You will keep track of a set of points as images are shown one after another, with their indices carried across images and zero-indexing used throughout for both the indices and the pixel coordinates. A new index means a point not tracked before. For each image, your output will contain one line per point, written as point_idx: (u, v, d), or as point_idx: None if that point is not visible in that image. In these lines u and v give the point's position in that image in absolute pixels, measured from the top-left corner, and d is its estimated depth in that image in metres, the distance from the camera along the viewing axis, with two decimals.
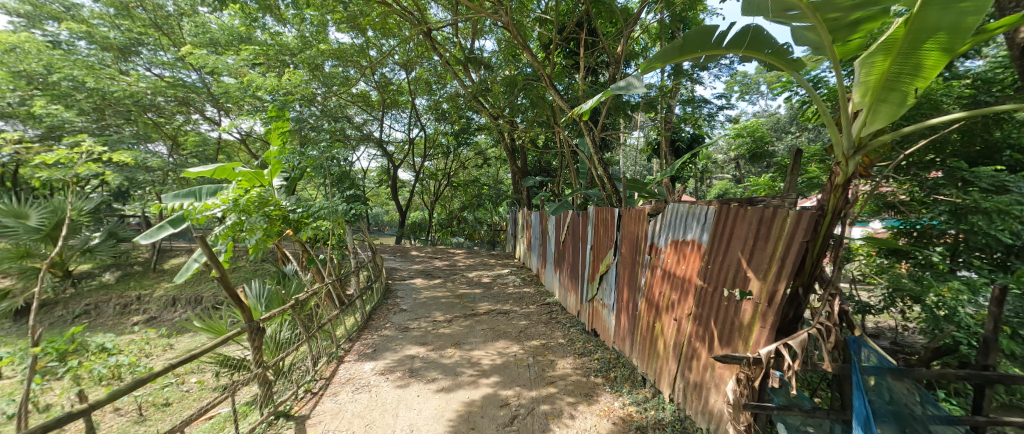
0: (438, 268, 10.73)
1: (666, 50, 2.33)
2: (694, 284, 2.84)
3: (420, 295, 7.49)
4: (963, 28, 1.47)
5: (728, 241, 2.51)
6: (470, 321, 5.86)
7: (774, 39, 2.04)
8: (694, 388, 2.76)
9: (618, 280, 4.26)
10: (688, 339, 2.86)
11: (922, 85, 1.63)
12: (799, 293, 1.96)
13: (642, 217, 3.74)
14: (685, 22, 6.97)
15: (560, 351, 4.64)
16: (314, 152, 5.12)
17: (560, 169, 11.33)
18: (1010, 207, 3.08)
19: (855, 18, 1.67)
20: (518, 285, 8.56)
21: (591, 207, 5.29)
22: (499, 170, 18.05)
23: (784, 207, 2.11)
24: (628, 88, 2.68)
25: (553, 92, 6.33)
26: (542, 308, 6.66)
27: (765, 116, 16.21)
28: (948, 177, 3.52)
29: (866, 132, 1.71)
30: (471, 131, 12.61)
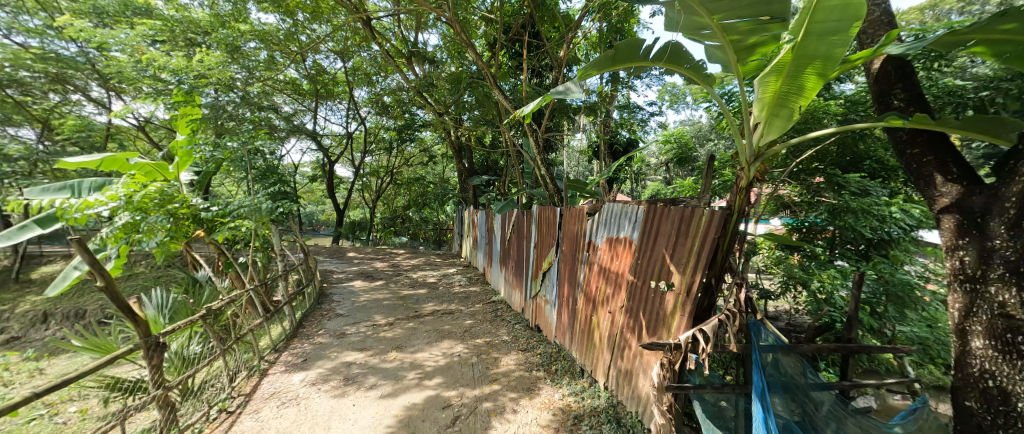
0: (380, 269, 10.26)
1: (600, 59, 2.46)
2: (626, 278, 3.04)
3: (359, 299, 7.09)
4: (833, 57, 1.74)
5: (655, 238, 2.73)
6: (414, 323, 5.69)
7: (692, 55, 2.26)
8: (625, 375, 2.96)
9: (559, 276, 4.42)
10: (620, 330, 3.06)
11: (805, 104, 1.91)
12: (712, 283, 2.19)
13: (582, 216, 3.92)
14: (621, 32, 7.40)
15: (503, 348, 4.69)
16: (232, 144, 4.59)
17: (506, 169, 11.42)
18: (869, 208, 3.78)
19: (752, 42, 1.90)
20: (464, 284, 8.48)
21: (535, 206, 5.41)
22: (445, 168, 17.72)
23: (701, 206, 2.33)
24: (566, 93, 2.77)
25: (498, 92, 6.36)
26: (488, 306, 6.67)
27: (691, 124, 17.83)
28: (826, 181, 4.18)
29: (764, 142, 1.95)
30: (415, 127, 12.20)
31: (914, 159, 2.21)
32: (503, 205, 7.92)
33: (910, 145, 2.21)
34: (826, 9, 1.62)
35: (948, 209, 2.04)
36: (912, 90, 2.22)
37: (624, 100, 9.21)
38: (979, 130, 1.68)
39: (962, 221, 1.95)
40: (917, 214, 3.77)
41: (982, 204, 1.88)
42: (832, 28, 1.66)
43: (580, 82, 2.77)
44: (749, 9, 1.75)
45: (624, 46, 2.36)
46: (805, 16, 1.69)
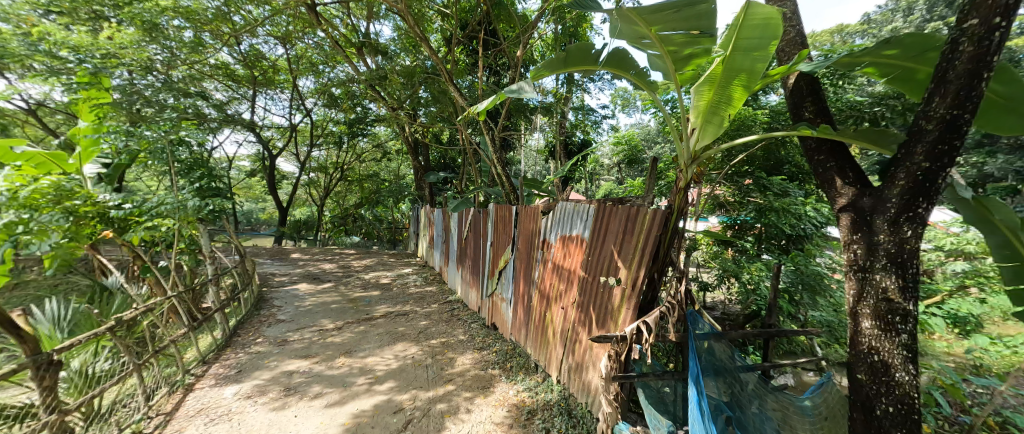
0: (329, 271, 9.70)
1: (552, 61, 2.53)
2: (578, 275, 3.14)
3: (305, 302, 6.66)
4: (756, 71, 1.92)
5: (604, 235, 2.84)
6: (365, 326, 5.45)
7: (636, 63, 2.38)
8: (576, 369, 3.06)
9: (515, 274, 4.46)
10: (572, 324, 3.15)
11: (733, 112, 2.08)
12: (655, 277, 2.33)
13: (537, 215, 3.98)
14: (575, 36, 7.61)
15: (459, 348, 4.65)
16: (150, 133, 4.09)
17: (463, 167, 11.31)
18: (788, 207, 4.21)
19: (688, 53, 2.04)
20: (420, 284, 8.28)
21: (491, 204, 5.42)
22: (400, 165, 17.16)
23: (645, 205, 2.47)
24: (519, 93, 2.78)
25: (453, 89, 6.27)
26: (444, 306, 6.57)
27: (640, 127, 18.80)
28: (754, 183, 4.62)
29: (699, 146, 2.11)
30: (367, 122, 11.66)
31: (820, 165, 2.20)
32: (460, 203, 7.82)
33: (816, 153, 2.20)
34: (750, 27, 1.78)
35: (844, 209, 2.01)
36: (821, 105, 2.27)
37: (579, 103, 9.50)
38: (871, 141, 1.95)
39: (855, 219, 1.92)
40: (823, 214, 4.40)
41: (872, 203, 1.84)
42: (755, 45, 1.82)
43: (533, 82, 2.80)
44: (685, 23, 1.87)
45: (574, 48, 2.42)
46: (733, 33, 1.84)
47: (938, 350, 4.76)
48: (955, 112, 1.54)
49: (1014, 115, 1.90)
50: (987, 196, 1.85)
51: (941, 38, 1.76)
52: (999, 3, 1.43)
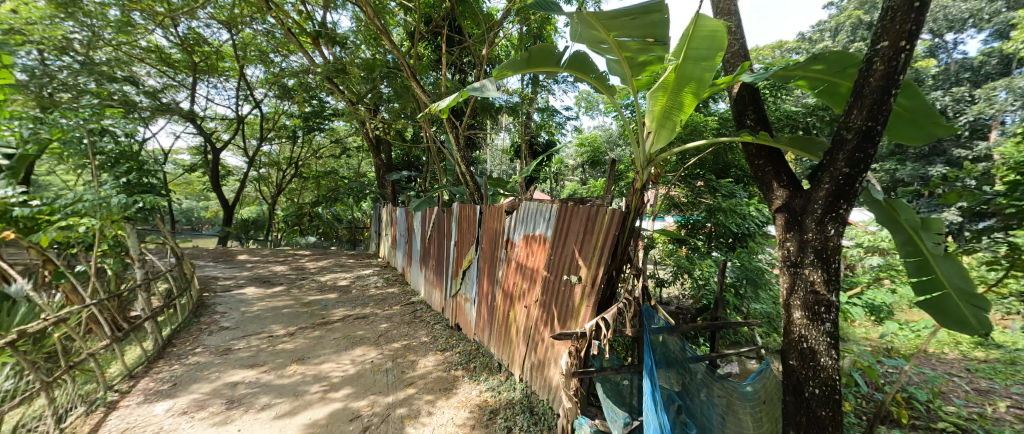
0: (281, 273, 9.12)
1: (514, 61, 2.53)
2: (540, 273, 3.18)
3: (253, 308, 6.21)
4: (704, 80, 2.03)
5: (565, 234, 2.90)
6: (321, 331, 5.18)
7: (596, 67, 2.45)
8: (538, 366, 3.10)
9: (479, 273, 4.44)
10: (535, 323, 3.18)
11: (685, 118, 2.19)
12: (613, 275, 2.40)
13: (501, 214, 3.98)
14: (540, 37, 7.69)
15: (421, 350, 4.55)
16: (65, 121, 3.64)
17: (427, 165, 11.07)
18: (733, 207, 4.54)
19: (643, 60, 2.13)
20: (381, 286, 8.01)
21: (455, 204, 5.35)
22: (360, 162, 16.49)
23: (604, 205, 2.54)
24: (482, 92, 2.76)
25: (415, 85, 6.12)
26: (406, 308, 6.39)
27: (603, 129, 19.36)
28: (705, 185, 4.92)
29: (654, 150, 2.20)
30: (324, 116, 11.09)
31: (759, 169, 2.36)
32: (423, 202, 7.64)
33: (756, 157, 2.36)
34: (699, 38, 1.87)
35: (779, 210, 2.19)
36: (760, 113, 2.44)
37: (544, 103, 9.61)
38: (803, 148, 2.14)
39: (788, 218, 2.10)
40: (761, 213, 4.83)
41: (802, 204, 2.03)
42: (704, 55, 1.93)
43: (496, 81, 2.79)
44: (640, 30, 1.94)
45: (536, 50, 2.44)
46: (683, 43, 1.94)
47: (859, 336, 5.32)
48: (870, 124, 1.72)
49: (918, 125, 2.15)
50: (895, 198, 2.09)
51: (858, 56, 1.97)
52: (904, 28, 1.61)
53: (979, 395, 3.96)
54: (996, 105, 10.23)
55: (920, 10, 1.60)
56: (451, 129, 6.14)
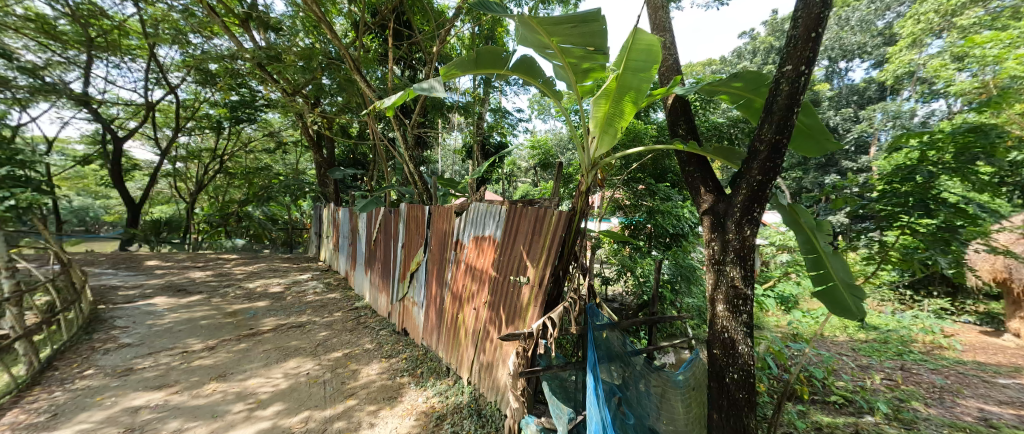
0: (201, 280, 8.14)
1: (463, 60, 2.50)
2: (489, 274, 3.17)
3: (165, 320, 5.48)
4: (642, 90, 2.15)
5: (514, 235, 2.91)
6: (249, 344, 4.71)
7: (543, 71, 2.50)
8: (487, 368, 3.08)
9: (427, 276, 4.32)
10: (483, 324, 3.17)
11: (625, 125, 2.32)
12: (560, 275, 2.46)
13: (450, 215, 3.91)
14: (491, 39, 7.70)
15: (364, 358, 4.32)
16: None
17: (374, 163, 10.57)
18: (669, 210, 4.96)
19: (587, 67, 2.22)
20: (321, 291, 7.48)
21: (403, 204, 5.16)
22: (298, 158, 15.30)
23: (552, 207, 2.60)
24: (429, 91, 2.68)
25: (359, 78, 5.80)
26: (349, 314, 6.03)
27: (553, 133, 19.86)
28: (645, 189, 5.23)
29: (598, 154, 2.30)
30: (255, 106, 10.10)
31: (689, 175, 2.55)
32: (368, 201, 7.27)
33: (687, 164, 2.54)
34: (636, 50, 1.99)
35: (706, 213, 2.38)
36: (691, 123, 2.64)
37: (496, 104, 9.61)
38: (726, 158, 2.37)
39: (713, 221, 2.30)
40: (692, 215, 5.37)
41: (725, 208, 2.23)
42: (641, 67, 2.04)
43: (444, 81, 2.73)
44: (582, 38, 2.02)
45: (484, 51, 2.42)
46: (623, 54, 2.04)
47: (772, 324, 6.01)
48: (778, 137, 1.95)
49: (816, 140, 2.48)
50: (797, 203, 2.39)
51: (769, 77, 2.22)
52: (805, 54, 1.84)
53: (861, 370, 4.66)
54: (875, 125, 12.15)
55: (816, 40, 1.84)
56: (399, 126, 5.91)
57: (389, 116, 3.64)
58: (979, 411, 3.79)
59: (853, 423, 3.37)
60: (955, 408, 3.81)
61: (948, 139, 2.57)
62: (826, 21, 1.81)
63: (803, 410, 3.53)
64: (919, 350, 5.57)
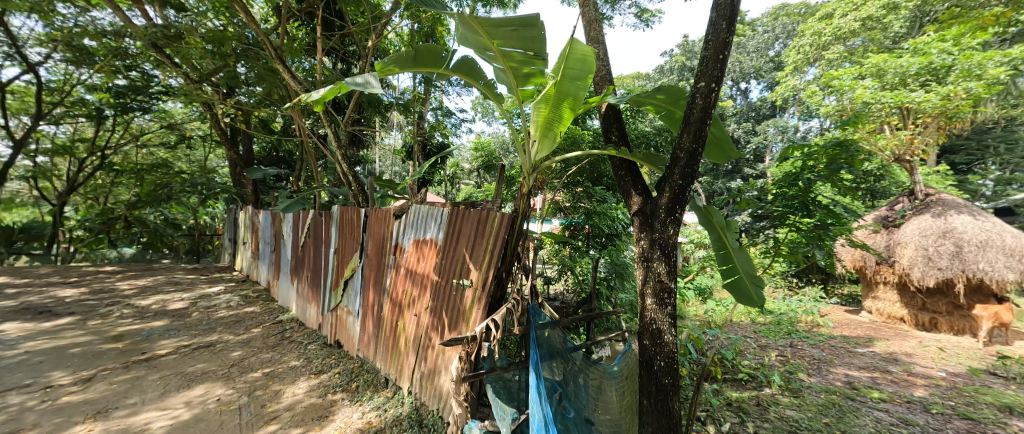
0: (74, 299, 6.77)
1: (401, 57, 2.41)
2: (431, 279, 3.08)
3: (21, 351, 4.45)
4: (579, 98, 2.25)
5: (457, 238, 2.86)
6: (140, 371, 4.02)
7: (484, 73, 2.51)
8: (429, 375, 2.98)
9: (364, 283, 4.08)
10: (425, 331, 3.06)
11: (563, 130, 2.40)
12: (503, 277, 2.47)
13: (388, 218, 3.73)
14: (431, 37, 7.56)
15: (289, 376, 3.93)
16: None
17: (301, 162, 9.70)
18: (605, 211, 5.23)
19: (527, 72, 2.27)
20: (236, 305, 6.65)
21: (335, 207, 4.81)
22: (206, 154, 13.46)
23: (495, 209, 2.60)
24: (363, 86, 2.52)
25: (282, 68, 5.29)
26: (271, 328, 5.45)
27: (494, 136, 19.99)
28: (583, 192, 5.50)
29: (539, 157, 2.37)
30: (150, 93, 8.68)
31: (621, 178, 2.72)
32: (294, 204, 6.64)
33: (619, 169, 2.71)
34: (573, 59, 2.07)
35: (636, 213, 2.57)
36: (622, 131, 2.80)
37: (437, 104, 9.39)
38: (653, 163, 2.58)
39: (642, 221, 2.48)
40: (624, 216, 5.74)
41: (651, 209, 2.42)
42: (578, 75, 2.13)
43: (381, 77, 2.60)
44: (521, 43, 2.05)
45: (422, 49, 2.35)
46: (561, 62, 2.12)
47: (692, 313, 6.68)
48: (694, 146, 2.17)
49: (725, 149, 2.81)
50: (710, 204, 2.69)
51: (686, 91, 2.46)
52: (714, 74, 2.08)
53: (761, 349, 5.38)
54: (769, 137, 14.14)
55: (723, 61, 2.08)
56: (330, 122, 5.48)
57: (318, 111, 3.37)
58: (845, 376, 4.62)
59: (755, 396, 3.87)
60: (829, 375, 4.59)
61: (821, 151, 3.10)
62: (731, 44, 2.05)
63: (718, 388, 3.97)
64: (803, 328, 6.60)
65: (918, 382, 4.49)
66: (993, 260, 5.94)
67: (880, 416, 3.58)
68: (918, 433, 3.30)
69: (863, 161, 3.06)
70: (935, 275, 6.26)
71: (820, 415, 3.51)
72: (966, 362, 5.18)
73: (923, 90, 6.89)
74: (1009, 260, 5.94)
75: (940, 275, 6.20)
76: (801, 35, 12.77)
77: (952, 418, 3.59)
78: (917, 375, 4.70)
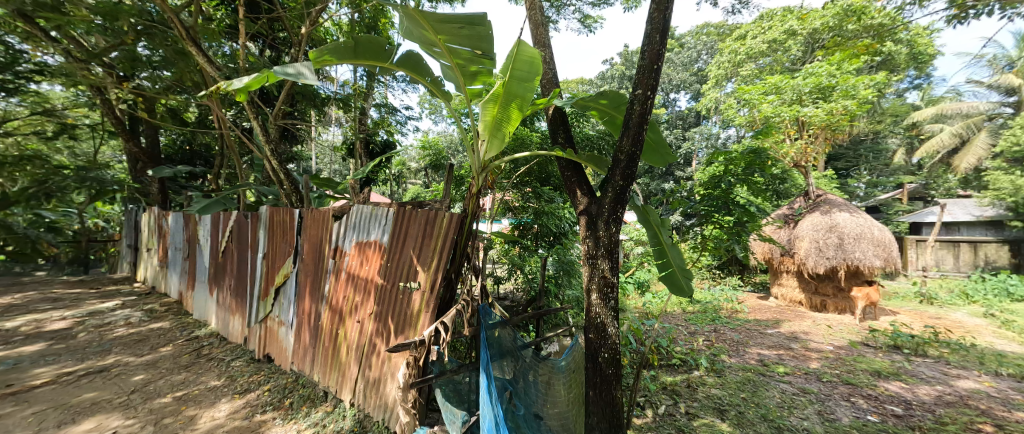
0: None
1: (338, 47, 2.25)
2: (375, 283, 2.93)
3: None
4: (527, 99, 2.26)
5: (403, 240, 2.75)
6: (6, 408, 3.31)
7: (431, 70, 2.43)
8: (373, 385, 2.83)
9: (299, 290, 3.77)
10: (369, 338, 2.90)
11: (511, 130, 2.42)
12: (452, 278, 2.42)
13: (326, 220, 3.49)
14: (373, 29, 7.20)
15: (207, 399, 3.50)
16: None
17: (221, 157, 8.68)
18: (552, 211, 5.39)
19: (475, 70, 2.24)
20: (139, 322, 5.76)
21: (264, 207, 4.38)
22: (97, 146, 11.49)
23: (443, 209, 2.54)
24: (294, 75, 2.30)
25: (196, 51, 4.67)
26: (184, 346, 4.81)
27: (442, 135, 19.60)
28: (532, 192, 5.58)
29: (488, 157, 2.36)
30: (16, 71, 7.17)
31: (567, 179, 2.79)
32: (212, 204, 5.92)
33: (566, 170, 2.78)
34: (520, 61, 2.07)
35: (582, 213, 2.65)
36: (568, 134, 2.87)
37: (380, 100, 8.97)
38: (596, 164, 2.70)
39: (588, 220, 2.57)
40: (570, 215, 5.94)
41: (596, 209, 2.52)
42: (525, 77, 2.14)
43: (315, 67, 2.40)
44: (468, 41, 2.02)
45: (363, 40, 2.22)
46: (509, 63, 2.12)
47: (632, 306, 7.13)
48: (634, 149, 2.30)
49: (660, 153, 3.04)
50: (648, 204, 2.87)
51: (626, 97, 2.61)
52: (650, 82, 2.22)
53: (691, 335, 5.92)
54: (696, 143, 15.57)
55: (657, 71, 2.23)
56: (255, 115, 4.95)
57: (240, 101, 3.02)
58: (758, 354, 5.25)
59: (686, 379, 4.25)
60: (745, 355, 5.19)
61: (739, 158, 3.47)
62: (664, 56, 2.20)
63: (655, 374, 4.29)
64: (725, 315, 7.37)
65: (813, 356, 5.25)
66: (866, 250, 7.10)
67: (785, 387, 4.14)
68: (813, 399, 3.86)
69: (771, 167, 3.50)
70: (824, 263, 7.34)
71: (738, 391, 3.96)
72: (847, 336, 6.17)
73: (814, 106, 8.06)
74: (877, 250, 7.15)
75: (828, 263, 7.29)
76: (720, 52, 14.24)
77: (838, 384, 4.25)
78: (812, 350, 5.50)
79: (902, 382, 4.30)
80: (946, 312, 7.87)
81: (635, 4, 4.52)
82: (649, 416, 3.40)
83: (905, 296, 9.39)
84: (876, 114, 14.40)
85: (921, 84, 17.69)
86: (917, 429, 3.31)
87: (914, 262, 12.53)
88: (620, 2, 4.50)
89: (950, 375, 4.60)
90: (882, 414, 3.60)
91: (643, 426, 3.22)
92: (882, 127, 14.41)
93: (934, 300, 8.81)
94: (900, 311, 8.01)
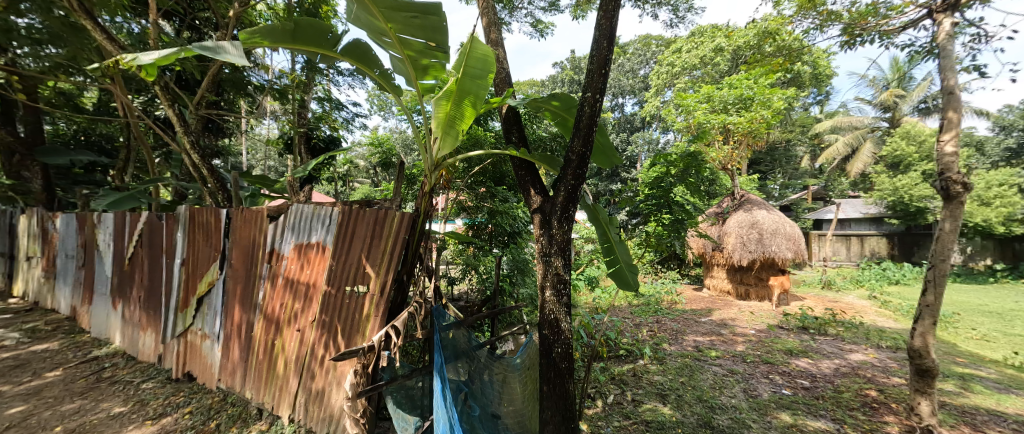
0: None
1: (275, 31, 2.05)
2: (318, 288, 2.72)
3: None
4: (480, 98, 2.19)
5: (349, 241, 2.59)
6: None
7: (380, 61, 2.29)
8: (316, 397, 2.62)
9: (226, 298, 3.40)
10: (311, 348, 2.69)
11: (463, 128, 2.35)
12: (403, 279, 2.33)
13: (260, 220, 3.17)
14: (314, 16, 6.70)
15: (110, 427, 3.02)
16: None
17: (129, 150, 7.56)
18: (507, 210, 5.37)
19: (426, 64, 2.16)
20: (16, 344, 4.82)
21: (181, 207, 3.88)
22: None
23: (393, 209, 2.43)
24: (217, 53, 2.04)
25: (93, 27, 3.99)
26: (78, 369, 4.10)
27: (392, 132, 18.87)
28: (486, 192, 5.52)
29: (441, 154, 2.32)
30: None
31: (521, 177, 2.76)
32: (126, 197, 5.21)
33: (520, 169, 2.73)
34: (473, 58, 1.99)
35: (536, 211, 2.64)
36: (522, 133, 2.81)
37: (323, 93, 8.45)
38: (548, 164, 2.72)
39: (541, 218, 2.57)
40: (524, 215, 5.96)
41: (550, 207, 2.52)
42: (478, 74, 2.06)
43: (244, 47, 2.14)
44: (421, 32, 1.95)
45: (304, 24, 2.03)
46: (462, 59, 2.02)
47: (583, 301, 7.41)
48: (584, 149, 2.34)
49: (607, 155, 3.17)
50: (597, 203, 2.94)
51: (576, 101, 2.68)
52: (598, 85, 2.28)
53: (637, 327, 6.30)
54: (640, 147, 16.59)
55: (605, 75, 2.30)
56: (171, 102, 4.35)
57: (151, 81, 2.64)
58: (694, 341, 5.71)
59: (632, 367, 4.50)
60: (683, 342, 5.62)
61: (678, 160, 3.69)
62: (611, 61, 2.28)
63: (604, 365, 4.50)
64: (666, 306, 7.94)
65: (739, 340, 5.83)
66: (780, 244, 8.04)
67: (716, 369, 4.56)
68: (739, 378, 4.30)
69: (706, 169, 3.77)
70: (747, 256, 8.21)
71: (678, 376, 4.28)
72: (765, 321, 6.97)
73: (739, 115, 8.96)
74: (789, 243, 8.12)
75: (750, 255, 8.17)
76: (661, 61, 15.29)
77: (759, 363, 4.77)
78: (738, 334, 6.12)
79: (809, 358, 4.95)
80: (841, 296, 9.18)
81: (583, 13, 4.70)
82: (599, 406, 3.54)
83: (811, 284, 10.79)
84: (789, 124, 16.33)
85: (822, 100, 20.45)
86: (820, 398, 3.82)
87: (817, 254, 14.44)
88: (569, 10, 4.65)
89: (845, 349, 5.35)
90: (794, 388, 4.09)
91: (593, 416, 3.34)
92: (794, 135, 16.39)
93: (833, 285, 10.25)
94: (807, 296, 9.21)
